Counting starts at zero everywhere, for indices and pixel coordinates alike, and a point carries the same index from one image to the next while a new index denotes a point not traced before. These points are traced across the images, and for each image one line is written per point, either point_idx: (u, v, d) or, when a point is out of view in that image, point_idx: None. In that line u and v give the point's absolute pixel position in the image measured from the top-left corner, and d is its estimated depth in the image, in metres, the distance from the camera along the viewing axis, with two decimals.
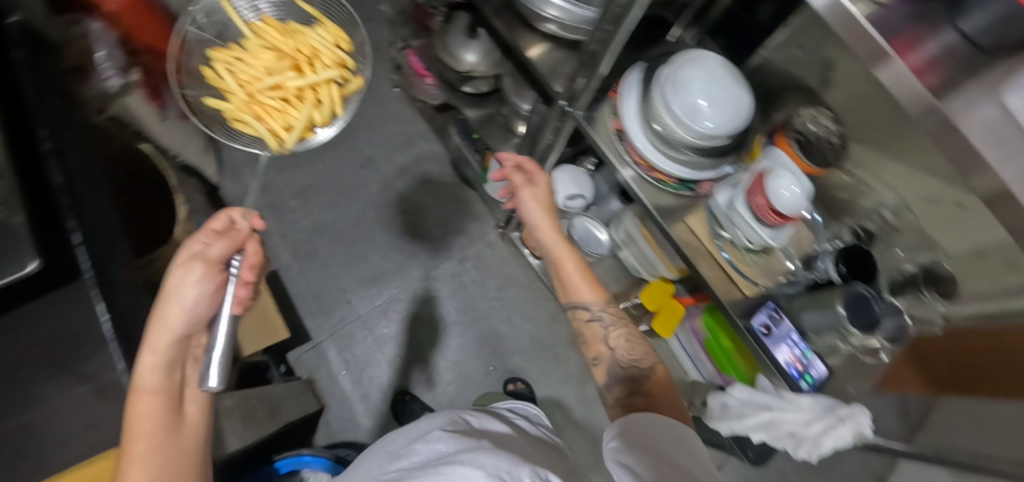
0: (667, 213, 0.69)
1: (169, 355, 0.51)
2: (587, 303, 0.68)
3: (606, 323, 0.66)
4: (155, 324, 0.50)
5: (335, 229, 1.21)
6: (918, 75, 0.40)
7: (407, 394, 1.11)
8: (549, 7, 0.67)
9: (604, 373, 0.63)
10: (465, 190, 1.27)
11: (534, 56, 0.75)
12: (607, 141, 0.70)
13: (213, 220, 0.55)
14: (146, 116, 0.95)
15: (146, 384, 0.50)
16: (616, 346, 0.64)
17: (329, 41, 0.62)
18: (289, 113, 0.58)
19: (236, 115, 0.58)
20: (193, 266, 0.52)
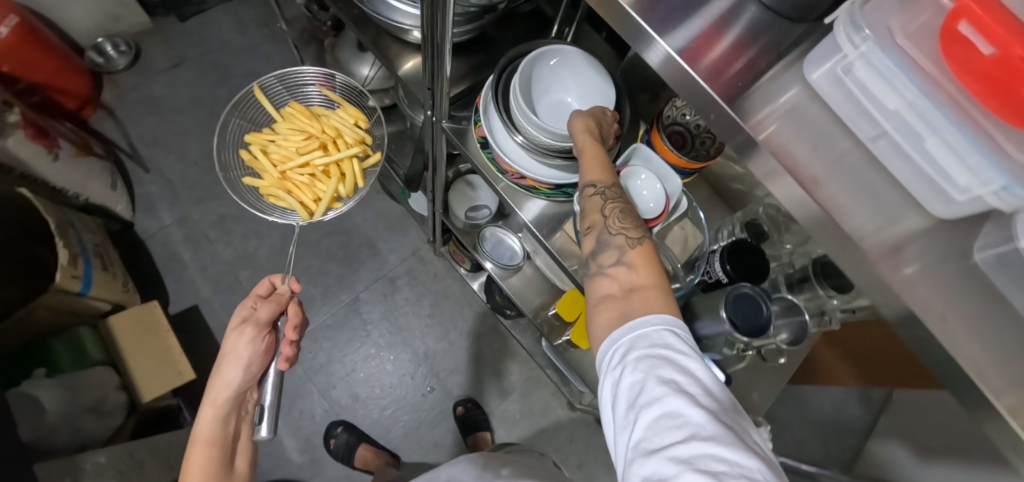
0: (547, 223, 0.64)
1: (226, 409, 0.55)
2: (595, 182, 0.47)
3: (608, 198, 0.47)
4: (216, 379, 0.55)
5: (257, 258, 1.13)
6: (729, 61, 0.34)
7: (338, 425, 1.05)
8: (405, 18, 0.63)
9: (591, 244, 0.46)
10: (393, 205, 1.22)
11: (408, 70, 0.71)
12: (478, 151, 0.64)
13: (258, 286, 0.63)
14: (32, 157, 0.90)
15: (202, 435, 0.53)
16: (613, 223, 0.46)
17: (348, 123, 0.79)
18: (317, 186, 0.75)
19: (270, 192, 0.75)
20: (245, 329, 0.58)
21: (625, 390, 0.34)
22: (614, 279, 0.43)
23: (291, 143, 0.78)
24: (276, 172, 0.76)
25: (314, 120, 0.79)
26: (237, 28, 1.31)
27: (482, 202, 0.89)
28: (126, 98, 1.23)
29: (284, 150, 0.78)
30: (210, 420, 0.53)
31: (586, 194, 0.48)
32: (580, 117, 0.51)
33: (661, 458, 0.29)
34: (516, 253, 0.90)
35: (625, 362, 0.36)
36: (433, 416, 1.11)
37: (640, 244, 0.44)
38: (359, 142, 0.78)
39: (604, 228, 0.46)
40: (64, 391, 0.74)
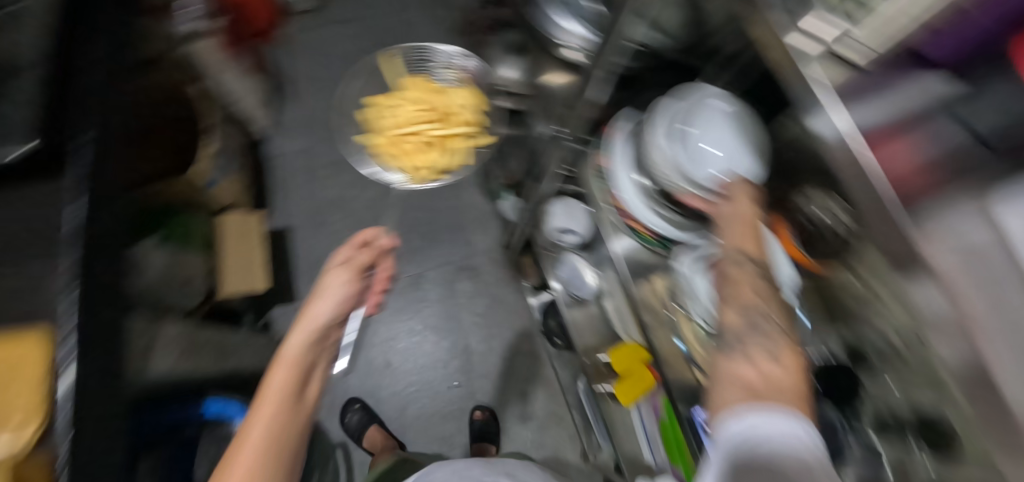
0: (637, 269, 0.64)
1: (315, 339, 0.61)
2: (748, 252, 0.43)
3: (766, 276, 0.41)
4: (311, 308, 0.62)
5: (352, 205, 1.22)
6: (905, 168, 0.29)
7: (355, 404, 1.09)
8: (570, 37, 0.67)
9: (733, 317, 0.41)
10: (484, 202, 1.26)
11: (556, 83, 0.74)
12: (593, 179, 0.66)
13: (359, 235, 0.71)
14: (214, 62, 1.04)
15: (290, 356, 0.58)
16: (770, 310, 0.40)
17: (463, 102, 0.86)
18: (427, 155, 0.82)
19: (383, 153, 0.82)
20: (343, 271, 0.67)
21: (740, 467, 0.31)
22: (758, 374, 0.37)
23: (410, 111, 0.84)
24: (391, 134, 0.83)
25: (435, 95, 0.86)
26: (408, 3, 1.43)
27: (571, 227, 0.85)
28: (298, 36, 1.38)
29: (402, 116, 0.84)
30: (297, 342, 0.59)
31: (728, 262, 0.43)
32: (742, 183, 0.46)
33: None
34: (589, 286, 0.88)
35: (743, 437, 0.32)
36: (449, 410, 1.12)
37: (792, 345, 0.39)
38: (471, 122, 0.84)
39: (758, 310, 0.40)
40: (167, 262, 0.82)
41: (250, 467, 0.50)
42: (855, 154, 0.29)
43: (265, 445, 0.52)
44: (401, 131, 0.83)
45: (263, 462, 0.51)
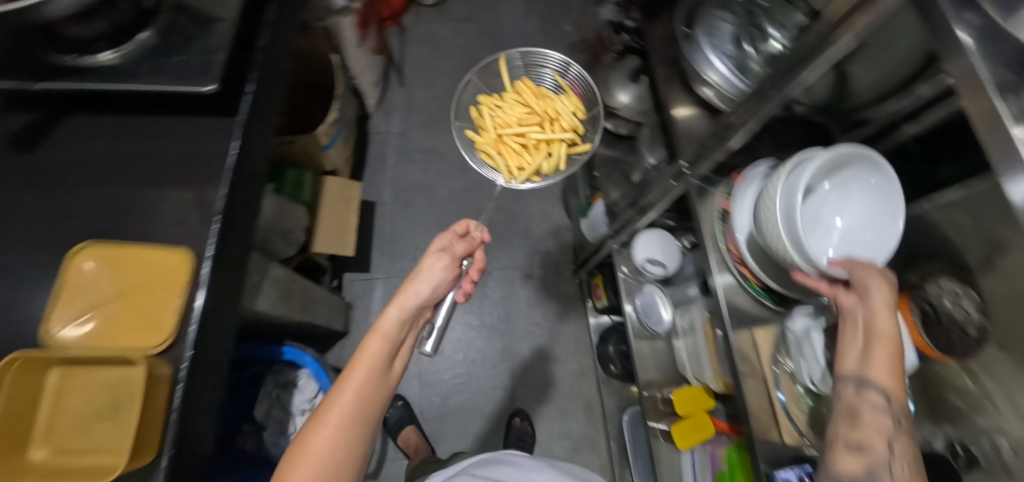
0: (735, 314, 0.62)
1: (407, 316, 0.63)
2: (879, 387, 0.43)
3: (895, 420, 0.42)
4: (411, 287, 0.63)
5: (438, 193, 1.27)
6: None
7: (398, 399, 1.09)
8: (712, 72, 0.65)
9: (851, 462, 0.42)
10: (562, 216, 1.27)
11: (680, 115, 0.73)
12: (708, 218, 0.67)
13: (459, 225, 0.71)
14: (350, 37, 1.11)
15: (383, 328, 0.60)
16: (895, 463, 0.41)
17: (568, 108, 0.85)
18: (525, 157, 0.85)
19: (485, 150, 0.86)
20: (442, 257, 0.67)
21: None
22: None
23: (516, 113, 0.86)
24: (495, 134, 0.86)
25: (541, 99, 0.87)
26: (525, 15, 1.49)
27: (661, 260, 0.86)
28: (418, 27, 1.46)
29: (508, 116, 0.86)
30: (393, 318, 0.61)
31: (846, 389, 0.44)
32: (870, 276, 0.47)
33: None
34: (664, 322, 0.87)
35: None
36: (490, 410, 1.12)
37: None
38: (573, 130, 0.84)
39: (882, 462, 0.41)
40: (280, 209, 0.88)
41: (339, 422, 0.54)
42: None
43: (353, 408, 0.56)
44: (504, 131, 0.85)
45: (352, 422, 0.55)
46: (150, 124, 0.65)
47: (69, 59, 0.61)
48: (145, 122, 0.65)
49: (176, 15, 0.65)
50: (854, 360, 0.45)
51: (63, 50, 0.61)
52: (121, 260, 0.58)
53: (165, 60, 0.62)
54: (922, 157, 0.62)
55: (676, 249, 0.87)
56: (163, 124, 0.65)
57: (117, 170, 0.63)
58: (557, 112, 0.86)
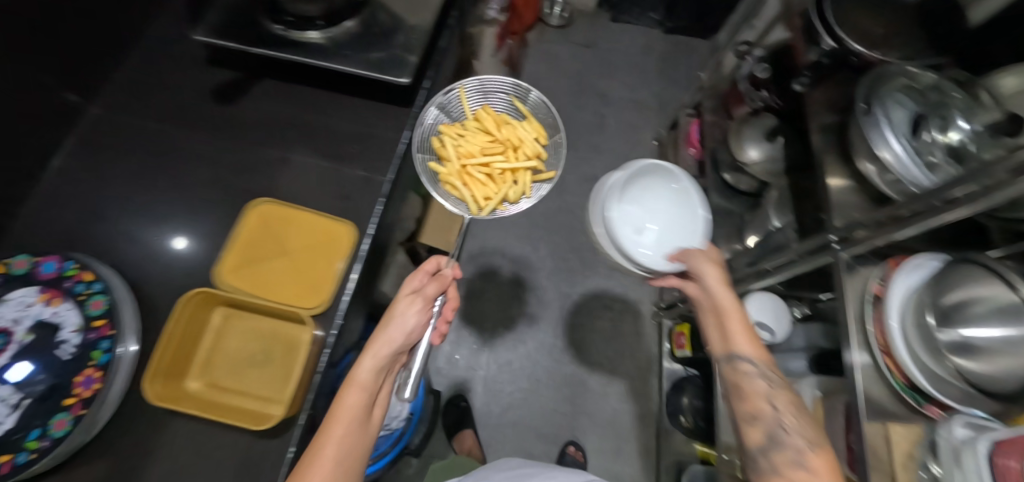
0: (873, 405, 0.62)
1: (383, 364, 0.56)
2: (749, 357, 0.59)
3: (767, 380, 0.57)
4: (383, 333, 0.56)
5: (534, 209, 1.28)
6: None
7: (462, 401, 1.09)
8: (885, 149, 0.64)
9: (761, 435, 0.53)
10: None
11: (831, 185, 0.73)
12: (853, 299, 0.66)
13: (428, 262, 0.65)
14: (488, 46, 1.15)
15: (359, 380, 0.54)
16: (782, 411, 0.54)
17: (532, 135, 0.66)
18: (492, 187, 0.63)
19: (448, 181, 0.62)
20: (415, 300, 0.59)
21: None
22: (789, 480, 0.49)
23: (478, 140, 0.64)
24: (456, 163, 0.63)
25: (502, 126, 0.66)
26: (646, 52, 1.51)
27: (769, 326, 0.84)
28: (541, 44, 1.49)
29: (469, 144, 0.65)
30: (367, 370, 0.54)
31: (731, 369, 0.60)
32: (684, 253, 0.73)
33: None
34: None
35: None
36: (545, 431, 1.11)
37: (825, 454, 0.50)
38: (538, 158, 0.64)
39: (775, 421, 0.54)
40: (407, 199, 0.92)
41: None
42: None
43: (332, 472, 0.49)
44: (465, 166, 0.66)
45: None
46: (334, 102, 0.70)
47: (279, 30, 0.66)
48: (331, 100, 0.71)
49: (379, 6, 0.69)
50: (723, 344, 0.63)
51: (276, 20, 0.66)
52: (288, 224, 0.63)
53: (365, 47, 0.67)
54: None
55: (786, 319, 0.86)
56: (346, 104, 0.70)
57: (301, 140, 0.68)
58: (519, 140, 0.65)
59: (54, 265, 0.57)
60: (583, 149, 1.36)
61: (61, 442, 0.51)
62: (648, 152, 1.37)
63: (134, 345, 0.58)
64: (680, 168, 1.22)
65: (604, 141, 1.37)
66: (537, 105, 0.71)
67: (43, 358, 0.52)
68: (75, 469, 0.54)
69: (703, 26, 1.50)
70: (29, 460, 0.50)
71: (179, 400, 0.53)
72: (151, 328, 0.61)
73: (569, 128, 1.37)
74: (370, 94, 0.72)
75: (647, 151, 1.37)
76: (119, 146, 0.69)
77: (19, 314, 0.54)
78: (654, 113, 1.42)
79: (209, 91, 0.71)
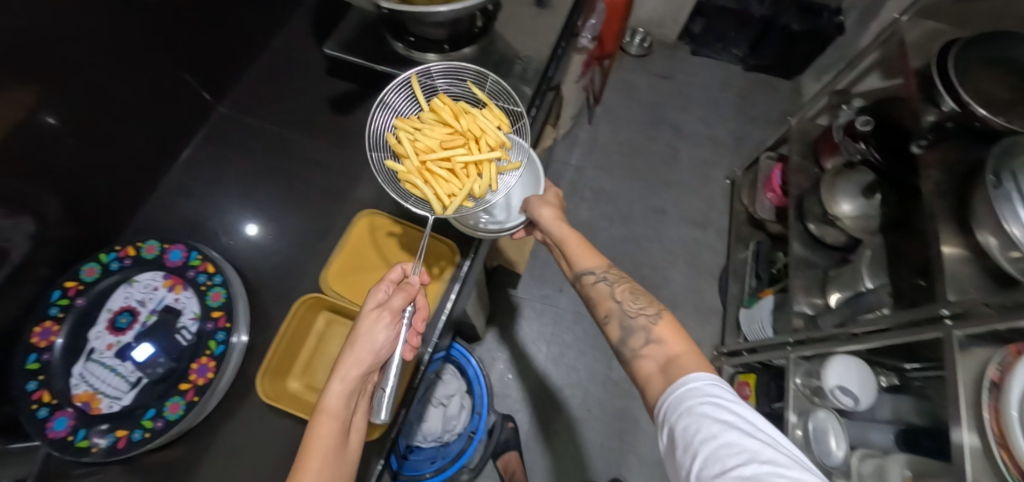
0: None
1: (354, 386, 0.51)
2: (588, 267, 0.63)
3: (610, 282, 0.61)
4: (349, 354, 0.50)
5: (598, 235, 1.27)
6: None
7: (510, 422, 1.07)
8: (1015, 225, 0.60)
9: (617, 330, 0.57)
10: (714, 297, 1.23)
11: (944, 254, 0.70)
12: (966, 381, 0.62)
13: (391, 270, 0.56)
14: (573, 72, 1.15)
15: (330, 407, 0.49)
16: (623, 298, 0.59)
17: (493, 123, 0.59)
18: (455, 182, 0.57)
19: (407, 179, 0.56)
20: (381, 315, 0.53)
21: (681, 432, 0.43)
22: (648, 357, 0.53)
23: (435, 132, 0.59)
24: (415, 159, 0.57)
25: (461, 115, 0.60)
26: (723, 88, 1.49)
27: (853, 393, 0.80)
28: (618, 72, 1.49)
29: (427, 137, 0.58)
30: (336, 395, 0.49)
31: (590, 280, 0.62)
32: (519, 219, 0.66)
33: (714, 431, 0.41)
34: (836, 458, 0.79)
35: (674, 415, 0.45)
36: (590, 465, 1.08)
37: (659, 318, 0.56)
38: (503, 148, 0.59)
39: (620, 311, 0.58)
40: None
41: None
42: None
43: None
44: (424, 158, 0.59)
45: None
46: None
47: (401, 50, 0.69)
48: None
49: (497, 34, 0.71)
50: (569, 267, 0.65)
51: (399, 41, 0.69)
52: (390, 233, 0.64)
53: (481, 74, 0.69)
54: None
55: (872, 388, 0.81)
56: None
57: None
58: (479, 130, 0.59)
59: (181, 254, 0.61)
60: (652, 180, 1.34)
61: (173, 426, 0.53)
62: (719, 190, 1.34)
63: (244, 336, 0.60)
64: (754, 210, 1.19)
65: (674, 175, 1.35)
66: (495, 90, 0.64)
67: (165, 342, 0.57)
68: (181, 448, 0.56)
69: (788, 67, 1.47)
70: (143, 438, 0.52)
71: (283, 398, 0.56)
72: (260, 322, 0.64)
73: (640, 159, 1.36)
74: None
75: (718, 189, 1.34)
76: (244, 146, 0.74)
77: (146, 296, 0.59)
78: (728, 150, 1.40)
79: (328, 102, 0.76)
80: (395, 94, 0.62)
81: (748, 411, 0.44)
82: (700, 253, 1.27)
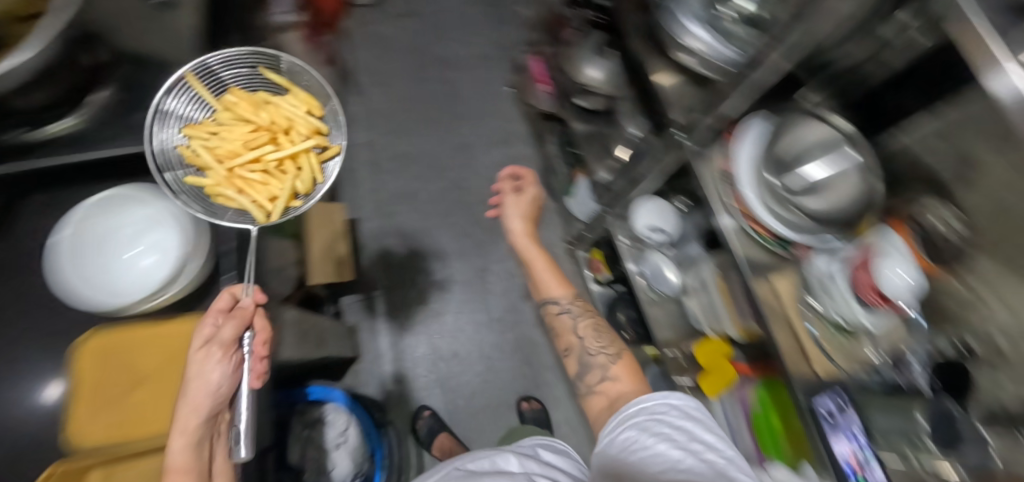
0: (757, 267, 0.67)
1: (200, 433, 0.48)
2: (556, 298, 0.81)
3: (574, 314, 0.78)
4: (183, 403, 0.47)
5: (418, 199, 1.24)
6: None
7: (425, 410, 1.08)
8: (693, 39, 0.67)
9: (573, 361, 0.72)
10: (546, 200, 1.28)
11: (664, 83, 0.77)
12: (712, 182, 0.71)
13: (217, 299, 0.50)
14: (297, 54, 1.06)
15: (176, 463, 0.46)
16: (583, 335, 0.74)
17: (300, 110, 0.56)
18: (276, 182, 0.53)
19: (217, 193, 0.51)
20: (210, 351, 0.49)
21: (624, 439, 0.51)
22: (600, 391, 0.65)
23: (235, 133, 0.54)
24: (219, 168, 0.52)
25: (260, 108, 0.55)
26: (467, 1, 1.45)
27: (660, 225, 0.89)
28: (359, 29, 1.37)
29: (227, 141, 0.53)
30: (182, 450, 0.47)
31: (560, 312, 0.80)
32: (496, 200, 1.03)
33: (652, 439, 0.48)
34: (673, 284, 0.90)
35: (625, 428, 0.52)
36: (511, 401, 1.14)
37: (618, 359, 0.67)
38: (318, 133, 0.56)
39: (581, 347, 0.73)
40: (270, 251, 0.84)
41: None
42: None
43: None
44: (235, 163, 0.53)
45: None
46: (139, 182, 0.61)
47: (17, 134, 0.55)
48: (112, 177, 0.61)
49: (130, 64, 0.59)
50: (542, 291, 0.84)
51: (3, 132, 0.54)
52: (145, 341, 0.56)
53: (138, 118, 0.60)
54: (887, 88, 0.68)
55: (671, 212, 0.90)
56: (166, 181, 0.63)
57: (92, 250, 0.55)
58: (286, 122, 0.55)
59: None
60: (443, 122, 1.31)
61: None
62: (507, 101, 1.35)
63: None
64: (538, 105, 1.22)
65: (462, 106, 1.33)
66: (293, 70, 0.60)
67: None
68: None
69: None
70: None
71: None
72: None
73: (422, 107, 1.31)
74: None
75: (506, 101, 1.35)
76: None
77: None
78: (497, 59, 1.39)
79: None
80: (172, 99, 0.54)
81: (699, 431, 0.49)
82: (516, 166, 1.30)
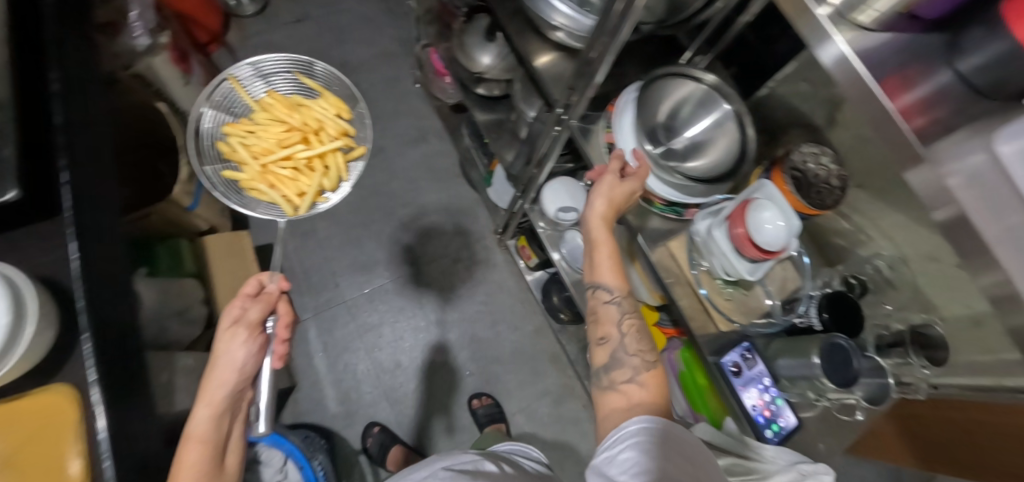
0: (652, 234, 0.68)
1: (223, 407, 0.50)
2: (609, 287, 0.59)
3: (622, 310, 0.58)
4: (211, 377, 0.49)
5: (336, 212, 1.19)
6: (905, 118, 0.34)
7: (374, 425, 1.05)
8: (556, 15, 0.65)
9: (604, 357, 0.56)
10: (470, 193, 1.26)
11: (543, 62, 0.75)
12: (598, 153, 0.71)
13: (247, 284, 0.53)
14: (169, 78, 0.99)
15: (197, 431, 0.49)
16: (628, 334, 0.57)
17: (330, 112, 0.58)
18: (303, 178, 0.57)
19: (251, 186, 0.55)
20: (238, 330, 0.51)
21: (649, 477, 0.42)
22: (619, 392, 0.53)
23: (271, 132, 0.57)
24: (255, 164, 0.56)
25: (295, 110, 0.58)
26: None
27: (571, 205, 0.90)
28: (244, 43, 1.29)
29: (262, 139, 0.57)
30: (204, 419, 0.49)
31: (601, 298, 0.59)
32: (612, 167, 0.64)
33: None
34: None
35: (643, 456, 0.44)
36: (464, 401, 1.12)
37: (652, 369, 0.56)
38: (346, 134, 0.58)
39: (620, 345, 0.57)
40: (160, 296, 0.77)
41: None
42: (858, 83, 0.33)
43: None
44: (270, 160, 0.57)
45: None
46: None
47: None
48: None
49: None
50: (591, 270, 0.61)
51: None
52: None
53: None
54: (755, 34, 0.68)
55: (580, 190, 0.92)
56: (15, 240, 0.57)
57: None
58: (316, 122, 0.58)
59: None
60: None
61: None
62: (415, 98, 1.30)
63: None
64: (444, 98, 1.19)
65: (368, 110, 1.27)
66: (328, 77, 0.62)
67: None
68: None
69: None
70: None
71: None
72: None
73: None
74: (17, 217, 0.55)
75: (414, 98, 1.30)
76: None
77: None
78: (399, 55, 1.34)
79: None
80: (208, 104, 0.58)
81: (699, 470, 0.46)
82: (434, 163, 1.26)
